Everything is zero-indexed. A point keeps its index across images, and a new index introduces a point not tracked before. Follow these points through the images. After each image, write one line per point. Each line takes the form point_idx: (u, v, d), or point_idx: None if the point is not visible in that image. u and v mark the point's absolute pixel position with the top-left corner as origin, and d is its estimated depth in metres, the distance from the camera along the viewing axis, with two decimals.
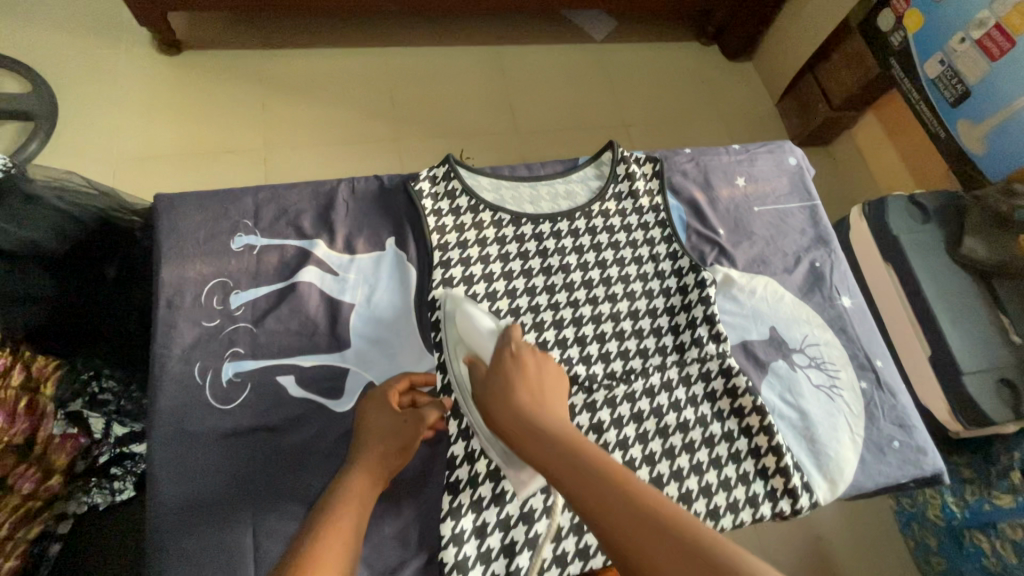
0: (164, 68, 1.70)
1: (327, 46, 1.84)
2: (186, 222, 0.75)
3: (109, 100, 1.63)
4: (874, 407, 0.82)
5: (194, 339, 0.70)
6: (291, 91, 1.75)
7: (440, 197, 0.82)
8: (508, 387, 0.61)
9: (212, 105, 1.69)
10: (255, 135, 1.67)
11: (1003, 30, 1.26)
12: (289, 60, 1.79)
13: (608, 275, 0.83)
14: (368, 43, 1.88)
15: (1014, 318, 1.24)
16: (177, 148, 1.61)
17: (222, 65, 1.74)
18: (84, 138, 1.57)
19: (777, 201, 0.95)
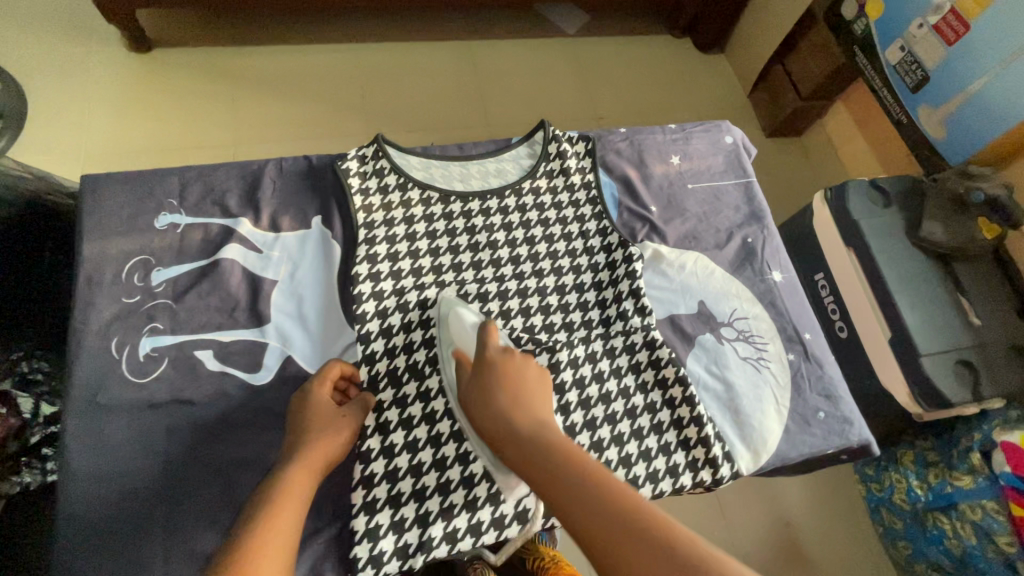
0: (131, 64, 1.71)
1: (295, 42, 1.85)
2: (112, 202, 0.76)
3: (78, 97, 1.64)
4: (801, 378, 0.83)
5: (112, 314, 0.70)
6: (260, 86, 1.76)
7: (368, 174, 0.82)
8: (489, 393, 0.65)
9: (179, 100, 1.70)
10: (222, 129, 1.68)
11: (959, 13, 1.18)
12: (259, 56, 1.80)
13: (536, 251, 0.84)
14: (336, 38, 1.88)
15: (971, 300, 1.22)
16: (144, 143, 1.62)
17: (190, 61, 1.75)
18: (51, 135, 1.58)
19: (711, 179, 0.95)
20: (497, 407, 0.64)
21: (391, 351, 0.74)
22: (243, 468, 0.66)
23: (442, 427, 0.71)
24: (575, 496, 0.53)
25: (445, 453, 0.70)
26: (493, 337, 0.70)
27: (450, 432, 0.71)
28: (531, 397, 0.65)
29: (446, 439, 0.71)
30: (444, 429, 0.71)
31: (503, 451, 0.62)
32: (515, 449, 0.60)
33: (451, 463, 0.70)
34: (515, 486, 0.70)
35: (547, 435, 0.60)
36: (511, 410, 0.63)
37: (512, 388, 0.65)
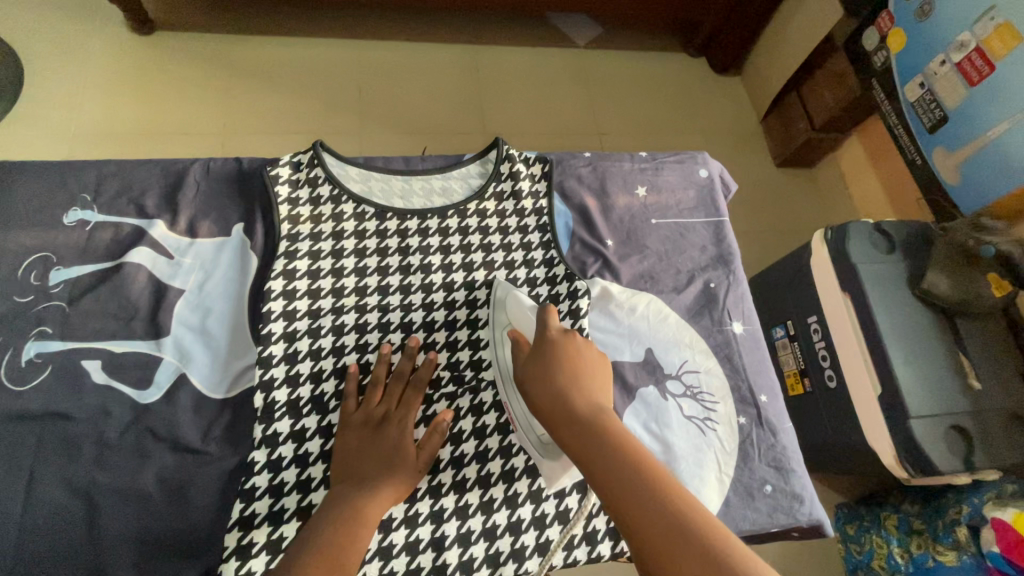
0: (126, 44, 1.67)
1: (295, 34, 1.80)
2: (23, 194, 0.71)
3: (69, 74, 1.61)
4: (750, 445, 0.75)
5: (1, 314, 0.66)
6: (254, 76, 1.72)
7: (299, 183, 0.77)
8: (551, 378, 0.57)
9: (170, 84, 1.66)
10: (211, 117, 1.64)
11: (983, 52, 1.08)
12: (257, 45, 1.76)
13: (472, 278, 0.78)
14: (337, 34, 1.83)
15: (974, 361, 1.11)
16: (129, 124, 1.59)
17: (186, 45, 1.71)
18: (38, 112, 1.55)
19: (679, 215, 0.88)
20: (558, 384, 0.57)
21: (294, 378, 0.68)
22: (113, 494, 0.61)
23: None
24: (640, 505, 0.47)
25: None
26: (553, 318, 0.62)
27: None
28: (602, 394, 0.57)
29: None
30: None
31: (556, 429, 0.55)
32: (580, 440, 0.53)
33: None
34: (411, 541, 0.65)
35: (627, 443, 0.52)
36: (573, 392, 0.56)
37: (575, 372, 0.58)
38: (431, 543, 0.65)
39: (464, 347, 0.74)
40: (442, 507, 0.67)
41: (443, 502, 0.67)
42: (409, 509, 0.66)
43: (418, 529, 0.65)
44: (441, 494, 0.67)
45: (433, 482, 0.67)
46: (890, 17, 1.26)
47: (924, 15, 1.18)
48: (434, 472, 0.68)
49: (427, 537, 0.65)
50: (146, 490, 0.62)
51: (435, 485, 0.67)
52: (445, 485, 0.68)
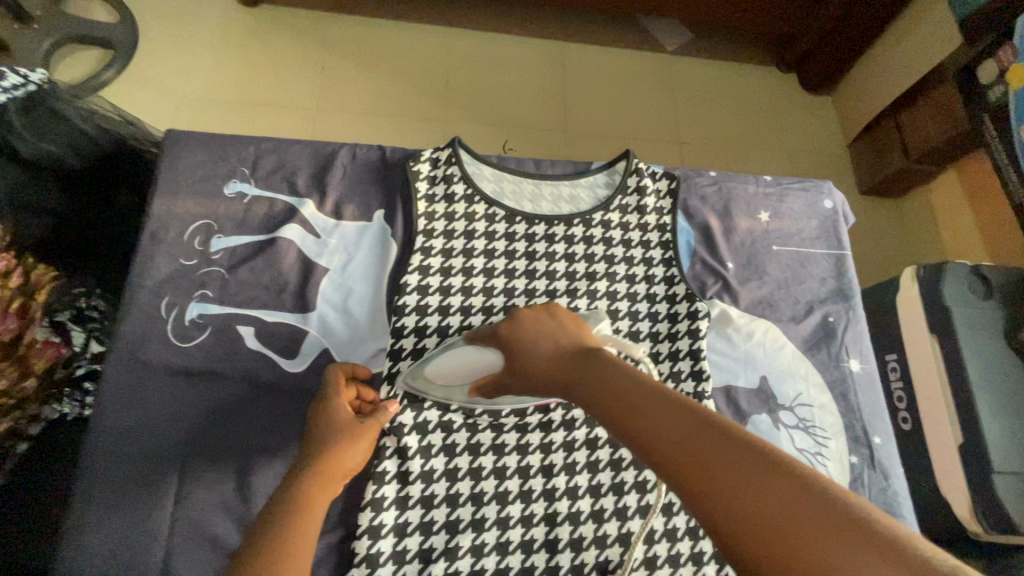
0: (235, 14, 1.73)
1: (391, 17, 1.82)
2: (189, 162, 0.76)
3: (184, 40, 1.67)
4: (860, 484, 0.74)
5: (169, 273, 0.71)
6: (349, 54, 1.75)
7: (436, 180, 0.79)
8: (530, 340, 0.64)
9: (272, 56, 1.70)
10: (308, 92, 1.68)
11: None
12: (353, 24, 1.78)
13: (594, 289, 0.79)
14: (431, 21, 1.84)
15: None
16: (233, 92, 1.64)
17: (288, 19, 1.75)
18: (154, 73, 1.61)
19: (800, 243, 0.87)
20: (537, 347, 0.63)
21: None
22: (259, 455, 0.65)
23: (461, 461, 0.69)
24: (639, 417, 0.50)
25: (459, 489, 0.68)
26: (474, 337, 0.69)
27: (468, 469, 0.68)
28: (577, 334, 0.64)
29: (463, 475, 0.68)
30: (462, 463, 0.69)
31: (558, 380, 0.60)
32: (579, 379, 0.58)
33: (463, 501, 0.67)
34: (525, 540, 0.67)
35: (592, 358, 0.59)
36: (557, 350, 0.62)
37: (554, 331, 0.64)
38: (544, 544, 0.68)
39: None
40: (556, 511, 0.69)
41: (557, 506, 0.69)
42: (525, 509, 0.68)
43: (532, 529, 0.68)
44: (555, 498, 0.69)
45: (548, 486, 0.70)
46: (1013, 50, 1.20)
47: None
48: (548, 476, 0.70)
49: (541, 538, 0.68)
50: (289, 453, 0.66)
51: (549, 489, 0.70)
52: (559, 490, 0.70)
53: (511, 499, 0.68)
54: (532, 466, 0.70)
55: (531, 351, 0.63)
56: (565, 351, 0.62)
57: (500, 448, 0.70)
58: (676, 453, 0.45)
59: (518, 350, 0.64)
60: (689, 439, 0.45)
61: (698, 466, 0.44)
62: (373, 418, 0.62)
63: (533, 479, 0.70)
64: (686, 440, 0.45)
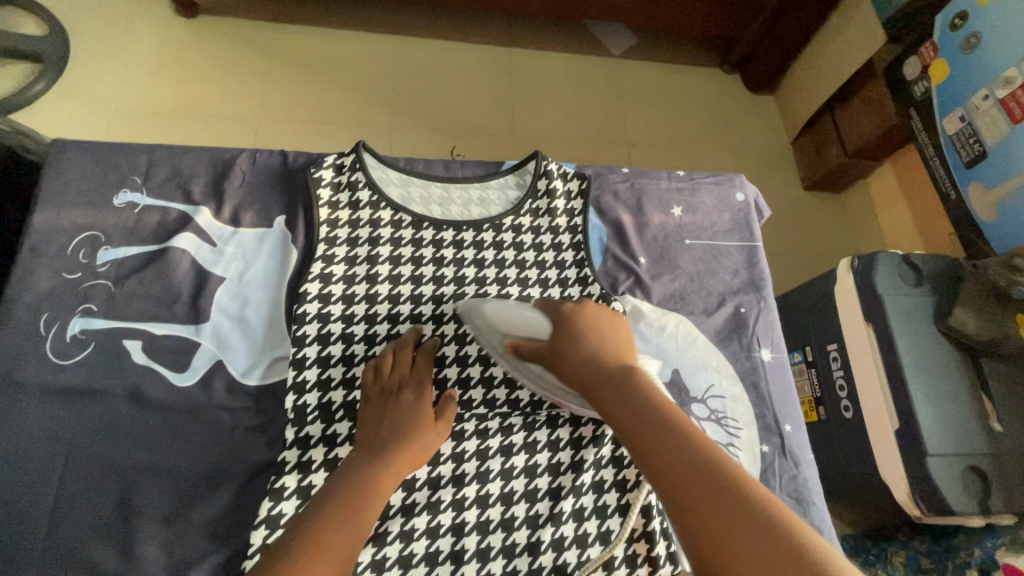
0: (170, 26, 1.68)
1: (335, 27, 1.80)
2: (78, 172, 0.74)
3: (116, 51, 1.62)
4: (771, 473, 0.75)
5: (50, 288, 0.68)
6: (292, 65, 1.72)
7: (340, 186, 0.78)
8: (574, 344, 0.62)
9: (210, 67, 1.66)
10: (249, 103, 1.65)
11: None
12: (295, 35, 1.76)
13: (506, 293, 0.78)
14: (375, 29, 1.83)
15: (999, 405, 1.07)
16: (168, 104, 1.60)
17: (227, 30, 1.71)
18: (84, 86, 1.55)
19: (713, 237, 0.88)
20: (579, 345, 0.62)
21: (325, 383, 0.69)
22: (147, 474, 0.62)
23: None
24: (674, 450, 0.48)
25: None
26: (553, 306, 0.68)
27: None
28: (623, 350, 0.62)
29: None
30: None
31: (590, 387, 0.58)
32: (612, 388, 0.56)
33: None
34: (430, 552, 0.65)
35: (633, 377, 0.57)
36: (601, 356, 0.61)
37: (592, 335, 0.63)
38: (450, 556, 0.65)
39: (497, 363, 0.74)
40: (464, 521, 0.67)
41: (465, 516, 0.67)
42: (431, 520, 0.66)
43: (438, 540, 0.66)
44: (464, 507, 0.67)
45: (457, 496, 0.67)
46: (933, 47, 1.24)
47: (971, 47, 1.15)
48: (459, 485, 0.68)
49: (446, 550, 0.66)
50: (178, 469, 0.63)
51: (459, 499, 0.67)
52: (468, 499, 0.68)
53: (417, 511, 0.66)
54: (443, 477, 0.68)
55: (572, 346, 0.62)
56: (604, 359, 0.60)
57: None
58: (681, 489, 0.46)
59: (562, 339, 0.63)
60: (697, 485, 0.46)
61: (723, 533, 0.43)
62: (444, 408, 0.67)
63: (443, 490, 0.67)
64: (705, 499, 0.45)
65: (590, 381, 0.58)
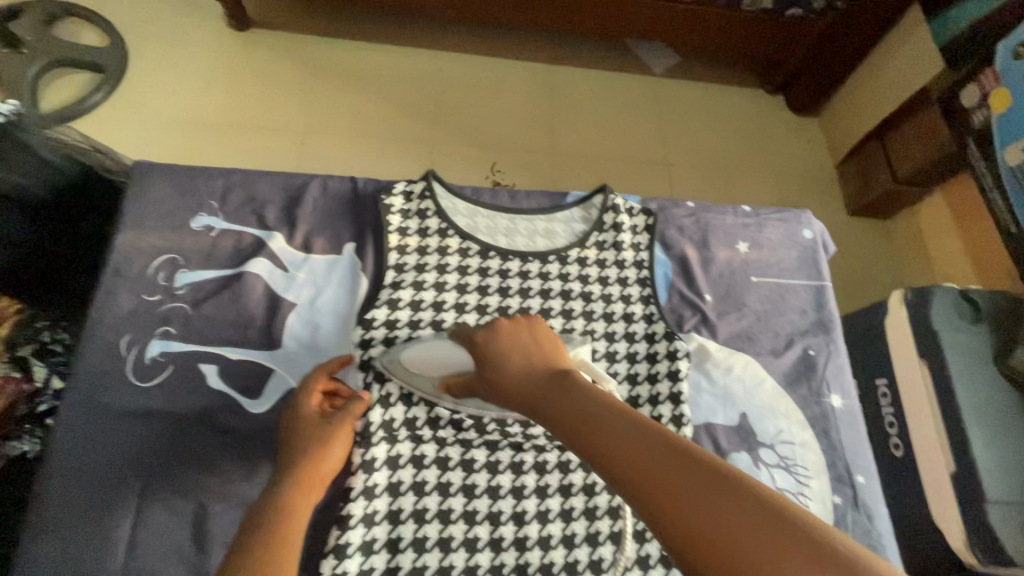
0: (214, 36, 1.67)
1: (375, 41, 1.76)
2: (157, 195, 0.75)
3: (170, 62, 1.62)
4: (843, 527, 0.72)
5: (131, 309, 0.69)
6: (331, 78, 1.69)
7: (409, 213, 0.78)
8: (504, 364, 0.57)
9: (251, 80, 1.64)
10: (289, 116, 1.62)
11: None
12: (335, 48, 1.73)
13: (570, 326, 0.77)
14: (415, 46, 1.79)
15: None
16: (213, 117, 1.58)
17: (269, 43, 1.69)
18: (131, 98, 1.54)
19: (779, 275, 0.86)
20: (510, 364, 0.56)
21: (386, 401, 0.68)
22: (220, 501, 0.63)
23: (430, 503, 0.66)
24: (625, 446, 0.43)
25: (426, 534, 0.65)
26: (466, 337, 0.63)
27: (437, 512, 0.66)
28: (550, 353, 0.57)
29: (431, 518, 0.65)
30: (431, 505, 0.66)
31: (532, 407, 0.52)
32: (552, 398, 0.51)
33: (429, 547, 0.65)
34: None
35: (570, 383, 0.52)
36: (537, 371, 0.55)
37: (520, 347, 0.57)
38: None
39: None
40: (527, 561, 0.66)
41: (528, 556, 0.66)
42: (494, 557, 0.66)
43: None
44: (526, 547, 0.67)
45: (519, 534, 0.67)
46: (995, 75, 1.21)
47: None
48: (520, 523, 0.67)
49: None
50: (248, 497, 0.64)
51: (521, 537, 0.67)
52: (531, 539, 0.67)
53: (480, 547, 0.66)
54: (503, 512, 0.67)
55: (499, 371, 0.57)
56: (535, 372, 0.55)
57: (470, 491, 0.67)
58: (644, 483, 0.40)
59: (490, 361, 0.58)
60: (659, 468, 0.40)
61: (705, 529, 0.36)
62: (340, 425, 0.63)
63: (504, 526, 0.67)
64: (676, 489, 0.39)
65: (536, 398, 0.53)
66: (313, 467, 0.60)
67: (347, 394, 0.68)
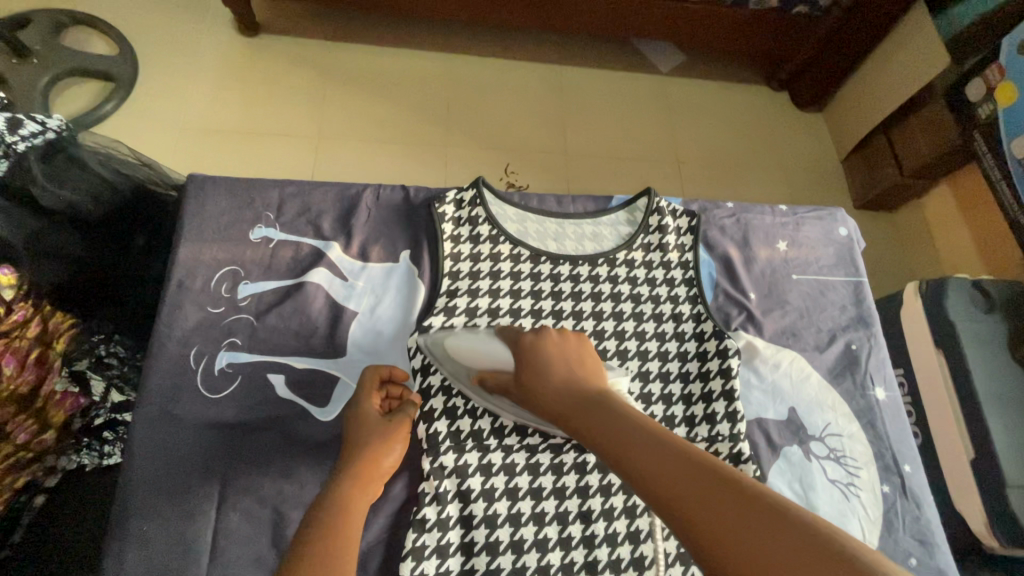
0: (212, 37, 1.58)
1: (379, 42, 1.68)
2: (213, 209, 0.76)
3: (167, 65, 1.53)
4: (894, 515, 0.74)
5: (196, 322, 0.70)
6: (335, 80, 1.61)
7: (462, 219, 0.79)
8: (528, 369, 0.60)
9: (251, 83, 1.56)
10: (295, 119, 1.54)
11: None
12: (336, 50, 1.64)
13: (622, 328, 0.79)
14: (421, 46, 1.70)
15: None
16: (215, 123, 1.49)
17: (271, 45, 1.61)
18: (131, 105, 1.46)
19: (818, 272, 0.88)
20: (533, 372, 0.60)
21: (452, 412, 0.70)
22: (297, 509, 0.64)
23: (500, 506, 0.68)
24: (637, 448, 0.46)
25: (498, 536, 0.67)
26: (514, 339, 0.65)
27: (507, 515, 0.68)
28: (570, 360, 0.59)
29: (502, 521, 0.67)
30: (501, 509, 0.68)
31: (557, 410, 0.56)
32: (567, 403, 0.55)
33: (503, 549, 0.66)
34: None
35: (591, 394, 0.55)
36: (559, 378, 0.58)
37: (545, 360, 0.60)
38: None
39: None
40: (596, 559, 0.68)
41: (597, 554, 0.68)
42: (565, 556, 0.68)
43: None
44: (594, 545, 0.68)
45: (587, 532, 0.69)
46: (999, 69, 1.24)
47: None
48: (587, 522, 0.69)
49: None
50: None
51: (588, 535, 0.69)
52: (599, 536, 0.69)
53: (550, 546, 0.67)
54: (570, 512, 0.69)
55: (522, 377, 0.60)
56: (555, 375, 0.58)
57: (537, 493, 0.69)
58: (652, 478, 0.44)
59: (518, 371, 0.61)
60: (666, 473, 0.43)
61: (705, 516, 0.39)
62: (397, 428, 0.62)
63: (572, 525, 0.69)
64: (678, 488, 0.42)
65: (565, 413, 0.55)
66: (371, 464, 0.58)
67: (398, 395, 0.67)
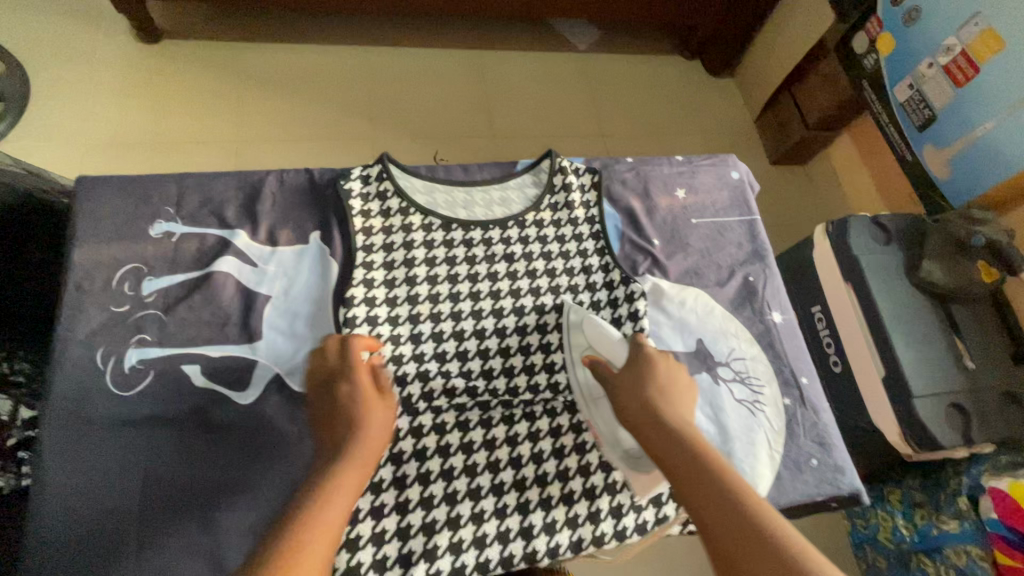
0: (108, 44, 1.51)
1: (290, 39, 1.64)
2: (108, 208, 0.74)
3: (61, 75, 1.45)
4: (796, 423, 0.82)
5: (101, 323, 0.69)
6: (248, 81, 1.56)
7: (370, 196, 0.80)
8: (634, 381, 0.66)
9: (156, 89, 1.50)
10: (208, 123, 1.50)
11: (971, 57, 1.07)
12: (246, 50, 1.60)
13: (537, 285, 0.82)
14: (335, 40, 1.68)
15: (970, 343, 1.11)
16: (120, 133, 1.43)
17: (174, 49, 1.55)
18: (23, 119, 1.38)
19: (716, 215, 0.95)
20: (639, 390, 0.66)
21: None
22: (223, 491, 0.64)
23: (432, 464, 0.70)
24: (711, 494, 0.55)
25: (432, 491, 0.69)
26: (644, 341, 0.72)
27: (440, 470, 0.70)
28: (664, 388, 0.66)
29: (435, 477, 0.70)
30: (433, 466, 0.70)
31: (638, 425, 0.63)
32: (648, 423, 0.62)
33: (437, 503, 0.69)
34: (502, 531, 0.69)
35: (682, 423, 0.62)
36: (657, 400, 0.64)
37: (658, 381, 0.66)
38: (520, 533, 0.69)
39: (536, 351, 0.79)
40: (528, 500, 0.71)
41: (528, 495, 0.71)
42: (498, 502, 0.70)
43: (507, 520, 0.70)
44: (525, 487, 0.72)
45: (518, 476, 0.72)
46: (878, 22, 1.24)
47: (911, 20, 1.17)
48: (517, 466, 0.72)
49: (516, 528, 0.70)
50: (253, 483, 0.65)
51: (519, 479, 0.72)
52: (529, 479, 0.72)
53: (483, 494, 0.70)
54: (500, 460, 0.72)
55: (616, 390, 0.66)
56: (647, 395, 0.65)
57: (468, 446, 0.72)
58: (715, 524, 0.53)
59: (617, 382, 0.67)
60: (732, 523, 0.52)
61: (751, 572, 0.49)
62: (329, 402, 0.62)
63: (503, 472, 0.72)
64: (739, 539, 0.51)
65: (640, 426, 0.62)
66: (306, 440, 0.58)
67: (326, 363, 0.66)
